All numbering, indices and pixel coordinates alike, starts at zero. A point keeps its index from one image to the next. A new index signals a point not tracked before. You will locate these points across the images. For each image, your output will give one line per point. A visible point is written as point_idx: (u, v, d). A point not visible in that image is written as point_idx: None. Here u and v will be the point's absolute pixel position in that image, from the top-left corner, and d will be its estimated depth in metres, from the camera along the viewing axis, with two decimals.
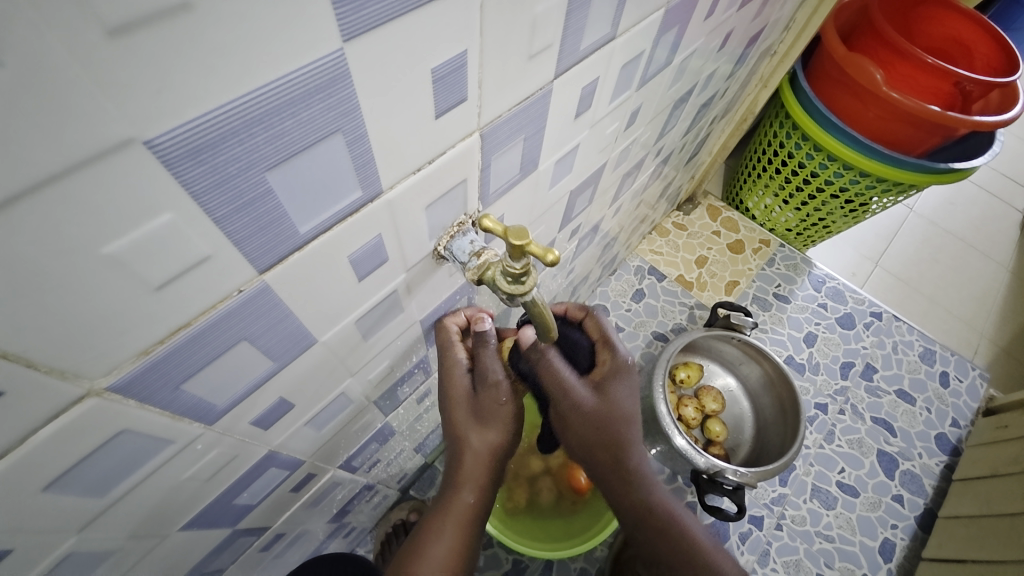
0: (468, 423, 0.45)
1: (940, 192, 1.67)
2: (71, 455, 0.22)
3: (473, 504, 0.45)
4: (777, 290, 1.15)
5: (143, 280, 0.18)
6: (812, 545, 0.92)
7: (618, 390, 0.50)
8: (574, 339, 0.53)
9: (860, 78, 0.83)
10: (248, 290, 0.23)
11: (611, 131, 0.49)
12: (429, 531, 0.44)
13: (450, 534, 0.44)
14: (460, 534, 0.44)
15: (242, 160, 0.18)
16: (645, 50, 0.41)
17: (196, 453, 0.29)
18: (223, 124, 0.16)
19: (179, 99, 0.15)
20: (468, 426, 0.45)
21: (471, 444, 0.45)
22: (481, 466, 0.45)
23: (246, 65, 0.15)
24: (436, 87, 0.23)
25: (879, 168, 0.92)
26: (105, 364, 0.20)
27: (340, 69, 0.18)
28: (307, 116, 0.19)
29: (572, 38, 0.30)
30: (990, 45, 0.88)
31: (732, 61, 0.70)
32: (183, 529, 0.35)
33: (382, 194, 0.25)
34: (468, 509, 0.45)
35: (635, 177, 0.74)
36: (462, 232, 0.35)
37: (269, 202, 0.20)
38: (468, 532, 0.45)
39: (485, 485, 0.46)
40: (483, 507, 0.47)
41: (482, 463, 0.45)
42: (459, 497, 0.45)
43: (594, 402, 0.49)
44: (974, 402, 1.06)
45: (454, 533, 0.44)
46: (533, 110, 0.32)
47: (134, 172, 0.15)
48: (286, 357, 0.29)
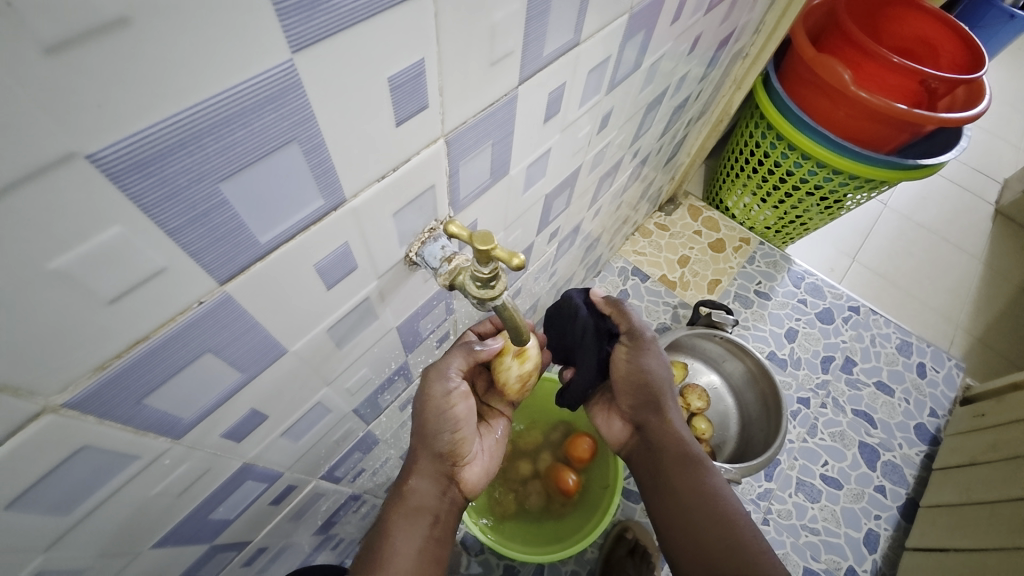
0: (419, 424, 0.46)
1: (913, 187, 1.71)
2: (29, 474, 0.21)
3: (422, 498, 0.46)
4: (757, 288, 1.17)
5: (94, 293, 0.18)
6: (798, 538, 0.93)
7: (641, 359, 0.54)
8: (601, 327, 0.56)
9: (828, 78, 0.85)
10: (209, 301, 0.23)
11: (584, 134, 0.50)
12: (381, 532, 0.44)
13: (402, 531, 0.44)
14: (413, 530, 0.44)
15: (194, 171, 0.18)
16: (612, 54, 0.42)
17: (166, 468, 0.29)
18: (171, 137, 0.16)
19: (121, 110, 0.15)
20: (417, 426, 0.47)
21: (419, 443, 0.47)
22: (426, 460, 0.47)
23: (191, 79, 0.15)
24: (395, 95, 0.23)
25: (850, 165, 0.94)
26: (61, 380, 0.19)
27: (291, 79, 0.18)
28: (260, 126, 0.19)
29: (534, 44, 0.30)
30: (955, 42, 0.91)
31: (704, 64, 0.71)
32: (156, 546, 0.35)
33: (346, 203, 0.25)
34: (417, 506, 0.45)
35: (613, 179, 0.75)
36: (433, 238, 0.35)
37: (224, 213, 0.20)
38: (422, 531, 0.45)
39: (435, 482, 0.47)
40: (435, 504, 0.47)
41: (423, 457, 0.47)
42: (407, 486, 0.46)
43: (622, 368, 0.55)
44: (951, 392, 1.09)
45: (407, 531, 0.44)
46: (499, 115, 0.33)
47: (79, 186, 0.15)
48: (255, 368, 0.29)
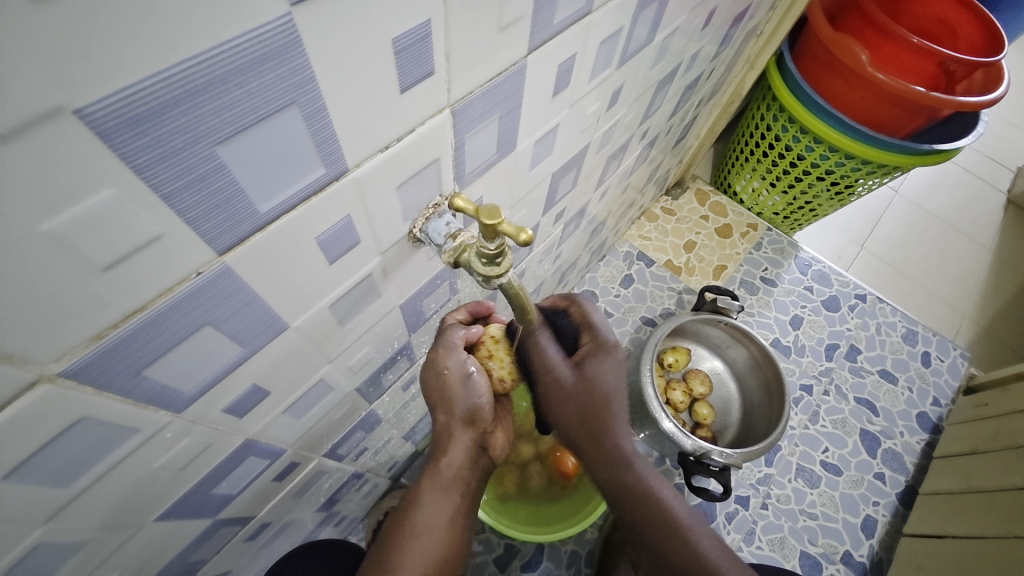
0: (443, 403, 0.45)
1: (926, 174, 1.68)
2: (29, 443, 0.21)
3: (455, 471, 0.46)
4: (764, 274, 1.16)
5: (88, 259, 0.17)
6: (796, 522, 0.94)
7: (597, 367, 0.50)
8: (559, 324, 0.53)
9: (845, 59, 0.83)
10: (209, 272, 0.22)
11: (593, 111, 0.49)
12: (408, 505, 0.46)
13: (430, 504, 0.45)
14: (443, 503, 0.45)
15: (189, 132, 0.17)
16: (624, 26, 0.40)
17: (167, 442, 0.29)
18: (164, 92, 0.15)
19: (111, 58, 0.14)
20: (439, 407, 0.45)
21: (449, 425, 0.46)
22: (457, 437, 0.46)
23: (183, 33, 0.15)
24: (400, 59, 0.22)
25: (863, 149, 0.92)
26: (56, 349, 0.19)
27: (291, 36, 0.17)
28: (258, 86, 0.18)
29: (544, 10, 0.29)
30: (974, 25, 0.88)
31: (717, 42, 0.69)
32: (159, 519, 0.35)
33: (349, 172, 0.25)
34: (450, 479, 0.46)
35: (620, 161, 0.73)
36: (438, 214, 0.34)
37: (222, 178, 0.19)
38: (450, 500, 0.46)
39: (465, 457, 0.47)
40: (464, 476, 0.47)
41: (455, 434, 0.46)
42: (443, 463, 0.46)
43: (574, 379, 0.49)
44: (955, 381, 1.08)
45: (434, 504, 0.45)
46: (507, 86, 0.31)
47: (67, 143, 0.14)
48: (257, 343, 0.29)
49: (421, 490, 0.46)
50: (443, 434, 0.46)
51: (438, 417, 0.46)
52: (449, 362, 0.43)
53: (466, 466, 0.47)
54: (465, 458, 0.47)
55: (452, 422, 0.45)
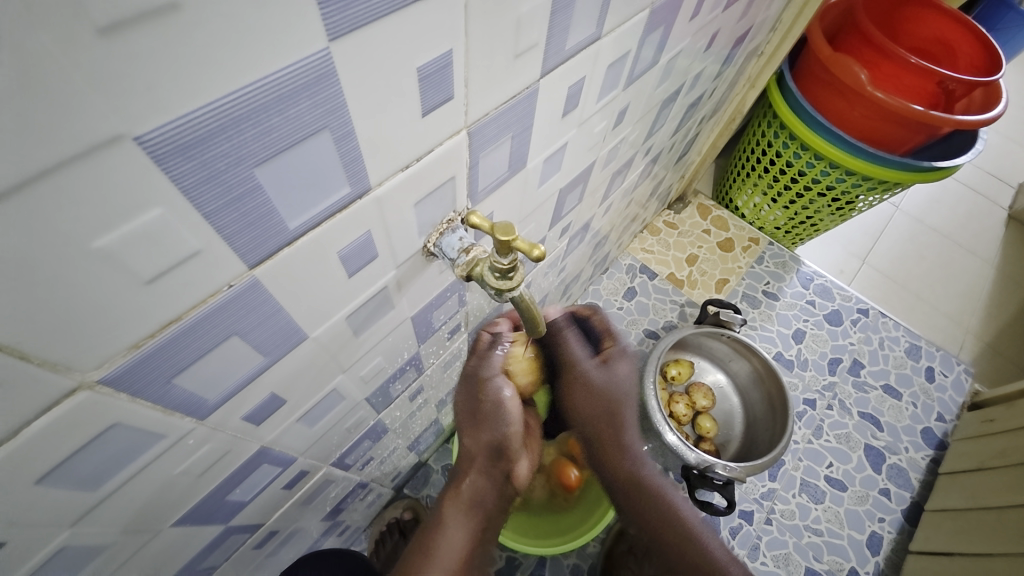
0: (467, 424, 0.48)
1: (926, 189, 1.70)
2: (66, 446, 0.22)
3: (477, 494, 0.46)
4: (766, 288, 1.17)
5: (133, 273, 0.19)
6: (801, 538, 0.93)
7: (620, 367, 0.56)
8: (585, 330, 0.56)
9: (845, 78, 0.85)
10: (239, 285, 0.23)
11: (600, 129, 0.50)
12: (433, 526, 0.46)
13: (453, 526, 0.45)
14: (465, 524, 0.45)
15: (231, 156, 0.18)
16: (631, 49, 0.42)
17: (188, 448, 0.29)
18: (212, 121, 0.17)
19: (167, 90, 0.15)
20: (464, 424, 0.48)
21: (471, 444, 0.47)
22: (480, 461, 0.47)
23: (231, 68, 0.16)
24: (423, 85, 0.23)
25: (864, 166, 0.93)
26: (96, 357, 0.20)
27: (326, 67, 0.19)
28: (294, 113, 0.19)
29: (556, 39, 0.30)
30: (973, 45, 0.90)
31: (719, 62, 0.71)
32: (175, 525, 0.36)
33: (371, 191, 0.26)
34: (474, 503, 0.46)
35: (625, 176, 0.75)
36: (451, 229, 0.35)
37: (257, 198, 0.20)
38: (473, 525, 0.45)
39: (488, 478, 0.47)
40: (488, 501, 0.47)
41: (477, 458, 0.47)
42: (461, 485, 0.47)
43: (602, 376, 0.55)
44: (958, 397, 1.08)
45: (458, 523, 0.45)
46: (520, 108, 0.33)
47: (123, 167, 0.16)
48: (278, 353, 0.30)
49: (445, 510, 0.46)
50: (467, 458, 0.48)
51: (462, 438, 0.48)
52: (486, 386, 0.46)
53: (488, 492, 0.47)
54: (487, 485, 0.47)
55: (477, 443, 0.47)
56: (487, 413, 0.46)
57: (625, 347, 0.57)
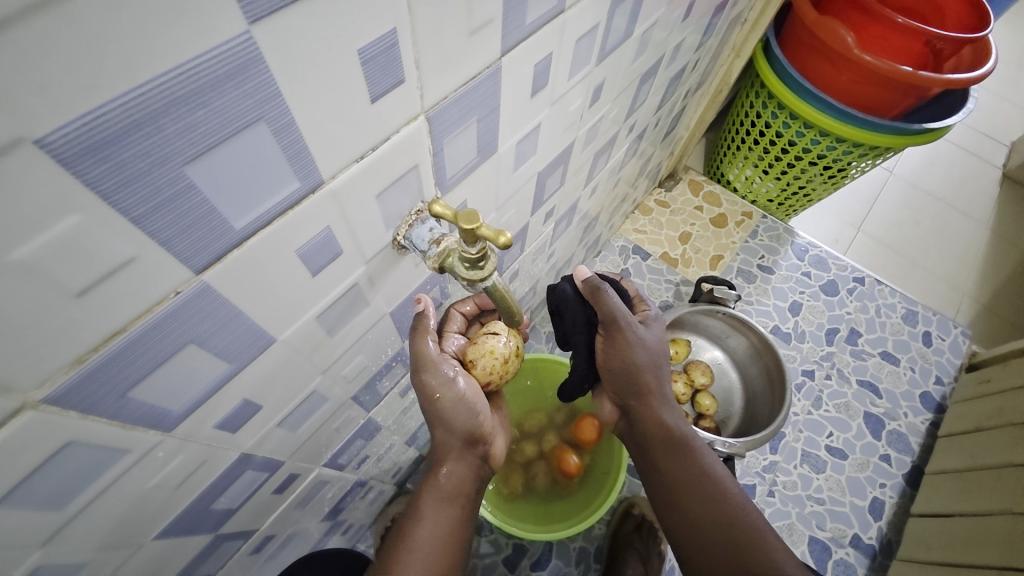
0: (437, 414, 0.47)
1: (919, 153, 1.68)
2: (18, 469, 0.21)
3: (451, 480, 0.48)
4: (760, 262, 1.16)
5: (60, 286, 0.18)
6: (804, 508, 0.94)
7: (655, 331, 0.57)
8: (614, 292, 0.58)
9: (831, 42, 0.83)
10: (186, 291, 0.22)
11: (575, 107, 0.49)
12: (411, 517, 0.46)
13: (429, 516, 0.46)
14: (443, 515, 0.46)
15: (154, 155, 0.17)
16: (601, 21, 0.40)
17: (159, 461, 0.29)
18: (125, 117, 0.15)
19: (68, 90, 0.14)
20: (435, 416, 0.47)
21: (444, 434, 0.48)
22: (455, 449, 0.48)
23: (140, 57, 0.15)
24: (368, 69, 0.22)
25: (854, 132, 0.91)
26: (36, 375, 0.19)
27: (252, 53, 0.17)
28: (221, 104, 0.18)
29: (514, 12, 0.29)
30: (961, 2, 0.88)
31: (699, 32, 0.69)
32: (159, 537, 0.35)
33: (325, 184, 0.25)
34: (448, 491, 0.47)
35: (609, 155, 0.73)
36: (421, 220, 0.34)
37: (192, 198, 0.19)
38: (450, 515, 0.46)
39: (460, 463, 0.49)
40: (463, 487, 0.48)
41: (454, 448, 0.48)
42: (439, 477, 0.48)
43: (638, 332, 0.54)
44: (957, 359, 1.08)
45: (439, 508, 0.46)
46: (483, 89, 0.31)
47: (28, 173, 0.15)
48: (244, 358, 0.29)
49: (422, 499, 0.47)
50: (438, 446, 0.48)
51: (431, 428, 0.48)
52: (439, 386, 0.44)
53: (463, 477, 0.48)
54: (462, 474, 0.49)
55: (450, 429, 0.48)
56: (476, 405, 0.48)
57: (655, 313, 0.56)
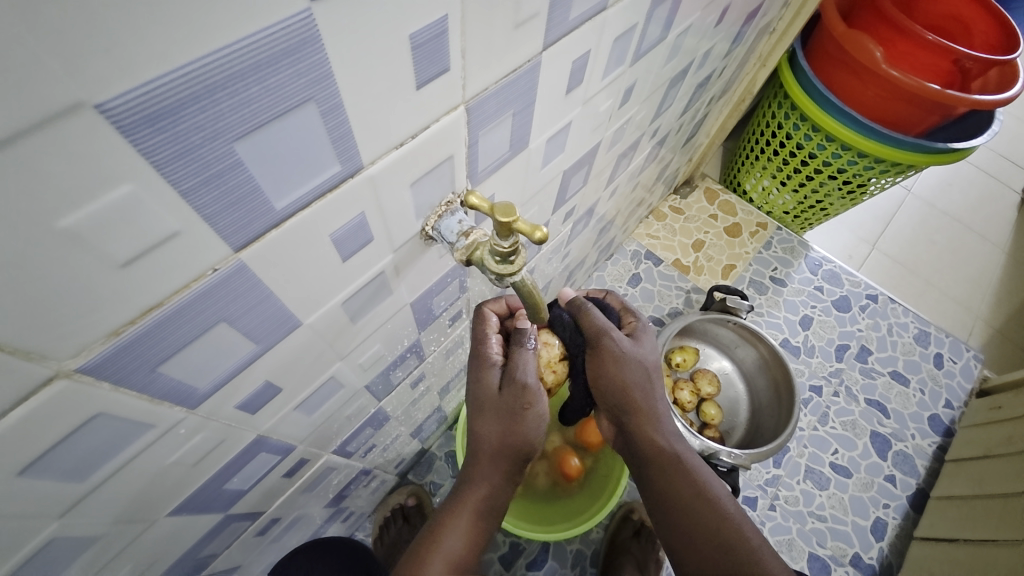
0: (481, 414, 0.44)
1: (939, 173, 1.66)
2: (48, 436, 0.21)
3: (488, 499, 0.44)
4: (773, 274, 1.15)
5: (105, 256, 0.17)
6: (804, 524, 0.93)
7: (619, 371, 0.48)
8: (563, 335, 0.51)
9: (859, 56, 0.82)
10: (224, 269, 0.22)
11: (604, 108, 0.48)
12: (444, 523, 0.43)
13: (458, 529, 0.42)
14: (477, 529, 0.43)
15: (207, 129, 0.17)
16: (638, 23, 0.40)
17: (180, 438, 0.29)
18: (184, 89, 0.15)
19: (135, 60, 0.14)
20: (491, 414, 0.43)
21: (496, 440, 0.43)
22: (494, 460, 0.44)
23: (199, 30, 0.15)
24: (416, 55, 0.22)
25: (877, 148, 0.90)
26: (73, 344, 0.19)
27: (309, 32, 0.17)
28: (275, 82, 0.18)
29: (559, 7, 0.29)
30: (988, 21, 0.87)
31: (729, 39, 0.68)
32: (171, 514, 0.35)
33: (363, 170, 0.25)
34: (484, 507, 0.44)
35: (631, 159, 0.73)
36: (450, 211, 0.34)
37: (238, 175, 0.19)
38: (480, 529, 0.43)
39: (501, 481, 0.44)
40: (497, 504, 0.45)
41: (492, 457, 0.44)
42: (473, 489, 0.44)
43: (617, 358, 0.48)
44: (968, 383, 1.07)
45: (470, 526, 0.43)
46: (521, 83, 0.31)
47: (88, 138, 0.14)
48: (270, 340, 0.29)
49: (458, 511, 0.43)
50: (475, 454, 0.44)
51: (483, 433, 0.43)
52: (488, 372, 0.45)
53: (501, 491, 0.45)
54: (497, 488, 0.44)
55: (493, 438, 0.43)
56: (528, 422, 0.43)
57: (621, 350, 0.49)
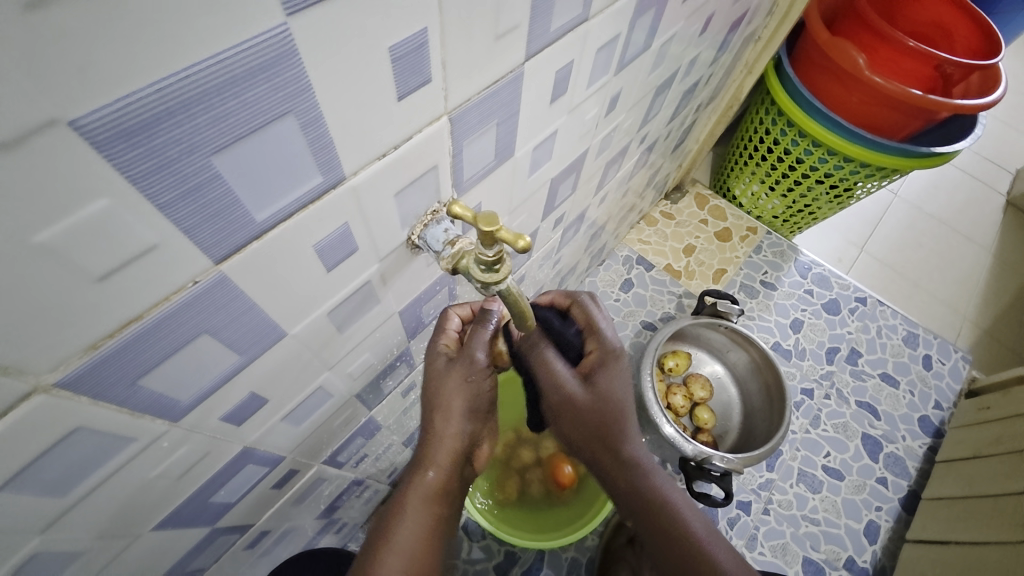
0: (433, 406, 0.43)
1: (925, 177, 1.68)
2: (27, 451, 0.21)
3: (436, 486, 0.43)
4: (764, 278, 1.16)
5: (82, 270, 0.17)
6: (799, 528, 0.93)
7: (608, 380, 0.48)
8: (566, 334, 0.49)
9: (843, 63, 0.83)
10: (205, 281, 0.22)
11: (591, 116, 0.49)
12: (393, 511, 0.43)
13: (409, 515, 0.42)
14: (428, 515, 0.43)
15: (183, 143, 0.17)
16: (622, 32, 0.41)
17: (164, 450, 0.28)
18: (159, 104, 0.15)
19: (116, 78, 0.14)
20: (437, 409, 0.43)
21: (445, 429, 0.43)
22: (445, 447, 0.44)
23: (174, 47, 0.15)
24: (397, 67, 0.22)
25: (862, 153, 0.92)
26: (51, 358, 0.19)
27: (286, 46, 0.17)
28: (252, 97, 0.18)
29: (540, 19, 0.29)
30: (971, 28, 0.88)
31: (715, 47, 0.69)
32: (156, 529, 0.35)
33: (346, 180, 0.25)
34: (434, 492, 0.43)
35: (620, 165, 0.73)
36: (436, 220, 0.34)
37: (216, 187, 0.19)
38: (433, 515, 0.43)
39: (450, 466, 0.44)
40: (449, 489, 0.44)
41: (446, 443, 0.44)
42: (421, 476, 0.44)
43: (584, 395, 0.47)
44: (957, 384, 1.08)
45: (419, 515, 0.42)
46: (505, 94, 0.31)
47: (61, 154, 0.14)
48: (254, 351, 0.29)
49: (405, 499, 0.43)
50: (424, 444, 0.44)
51: (433, 421, 0.43)
52: (434, 362, 0.44)
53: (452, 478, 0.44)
54: (449, 474, 0.44)
55: (448, 426, 0.43)
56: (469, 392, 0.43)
57: (612, 352, 0.49)
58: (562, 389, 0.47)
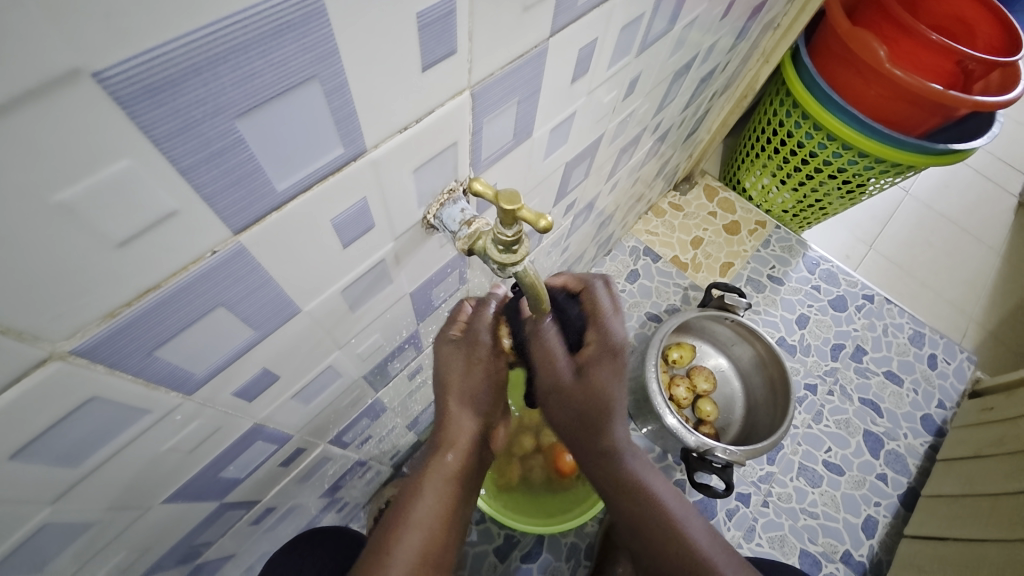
0: (444, 387, 0.44)
1: (937, 175, 1.66)
2: (41, 419, 0.21)
3: (457, 469, 0.44)
4: (771, 272, 1.15)
5: (102, 234, 0.17)
6: (797, 521, 0.93)
7: (603, 376, 0.45)
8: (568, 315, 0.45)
9: (863, 54, 0.81)
10: (223, 252, 0.21)
11: (608, 100, 0.48)
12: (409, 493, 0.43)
13: (430, 496, 0.43)
14: (445, 495, 0.43)
15: (209, 103, 0.16)
16: (645, 13, 0.39)
17: (175, 424, 0.28)
18: (186, 60, 0.15)
19: (143, 31, 0.13)
20: (452, 394, 0.44)
21: (459, 415, 0.44)
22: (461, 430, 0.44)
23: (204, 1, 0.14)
24: (424, 35, 0.21)
25: (877, 147, 0.90)
26: (68, 325, 0.19)
27: (315, 7, 0.17)
28: (279, 58, 0.17)
29: None
30: (992, 25, 0.86)
31: (734, 34, 0.67)
32: (165, 502, 0.35)
33: (366, 153, 0.24)
34: (454, 474, 0.44)
35: (632, 154, 0.72)
36: (452, 200, 0.33)
37: (239, 153, 0.19)
38: (450, 498, 0.43)
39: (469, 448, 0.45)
40: (467, 472, 0.45)
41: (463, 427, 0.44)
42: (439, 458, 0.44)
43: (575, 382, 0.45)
44: (960, 384, 1.07)
45: (436, 496, 0.43)
46: (527, 71, 0.31)
47: (84, 109, 0.14)
48: (268, 326, 0.28)
49: (423, 480, 0.43)
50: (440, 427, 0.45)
51: (448, 406, 0.44)
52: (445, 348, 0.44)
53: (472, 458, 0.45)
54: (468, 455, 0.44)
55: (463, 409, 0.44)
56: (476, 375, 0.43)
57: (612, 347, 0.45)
58: (556, 377, 0.45)
